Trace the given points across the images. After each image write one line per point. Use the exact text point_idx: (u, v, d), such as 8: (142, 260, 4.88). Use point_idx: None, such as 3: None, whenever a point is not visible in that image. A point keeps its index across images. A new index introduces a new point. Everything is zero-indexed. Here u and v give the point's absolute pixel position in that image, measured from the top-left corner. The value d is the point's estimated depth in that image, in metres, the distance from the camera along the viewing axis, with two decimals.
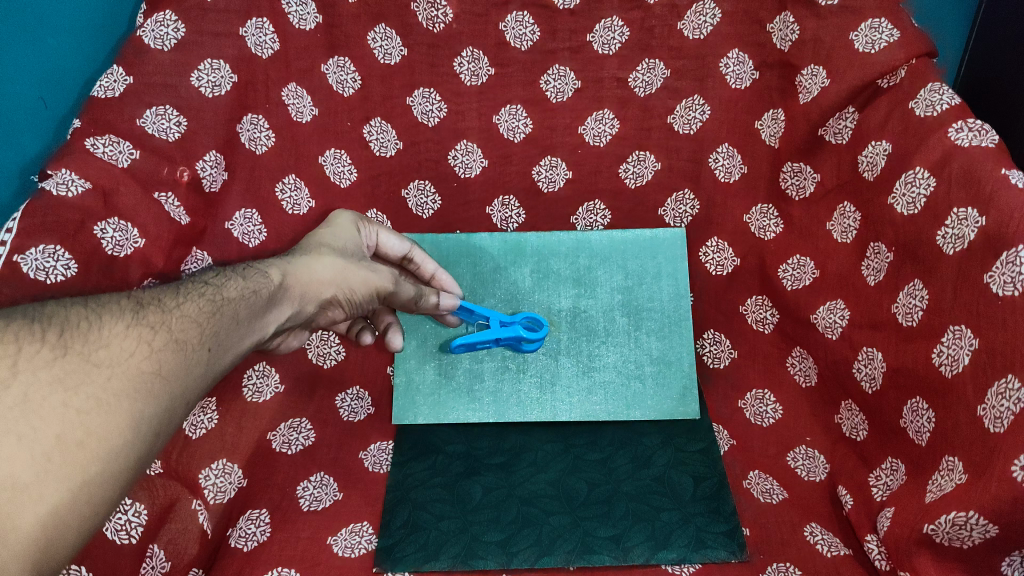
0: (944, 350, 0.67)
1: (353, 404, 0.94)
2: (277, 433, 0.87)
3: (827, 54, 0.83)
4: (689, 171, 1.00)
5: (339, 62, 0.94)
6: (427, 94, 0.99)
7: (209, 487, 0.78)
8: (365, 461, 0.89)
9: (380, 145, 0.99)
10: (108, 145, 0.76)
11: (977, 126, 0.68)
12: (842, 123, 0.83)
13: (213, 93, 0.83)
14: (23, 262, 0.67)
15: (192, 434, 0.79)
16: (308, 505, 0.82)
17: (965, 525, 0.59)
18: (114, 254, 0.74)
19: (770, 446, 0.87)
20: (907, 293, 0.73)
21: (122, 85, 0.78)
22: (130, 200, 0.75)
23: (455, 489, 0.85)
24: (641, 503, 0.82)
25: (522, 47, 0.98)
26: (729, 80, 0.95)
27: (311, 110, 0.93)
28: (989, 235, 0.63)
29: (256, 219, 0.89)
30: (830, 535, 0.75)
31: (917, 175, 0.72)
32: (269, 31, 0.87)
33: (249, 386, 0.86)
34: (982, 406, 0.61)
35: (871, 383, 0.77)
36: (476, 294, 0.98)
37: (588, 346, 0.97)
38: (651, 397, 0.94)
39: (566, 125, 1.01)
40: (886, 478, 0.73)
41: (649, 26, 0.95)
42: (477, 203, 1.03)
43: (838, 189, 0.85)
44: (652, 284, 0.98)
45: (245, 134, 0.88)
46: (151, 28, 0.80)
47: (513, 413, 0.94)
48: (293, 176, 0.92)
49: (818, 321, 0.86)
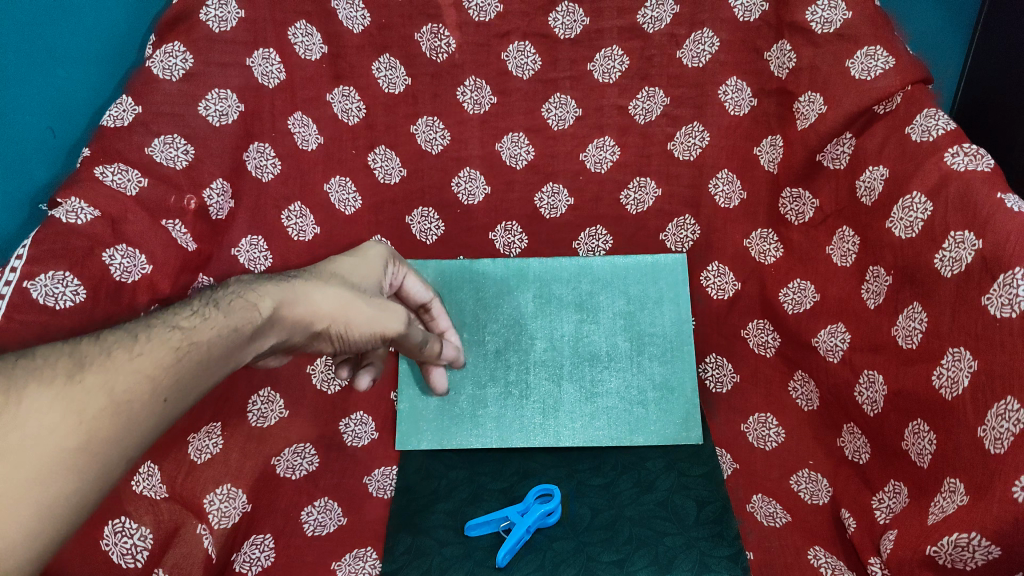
0: (943, 372, 0.67)
1: (357, 429, 0.95)
2: (282, 458, 0.87)
3: (824, 81, 0.85)
4: (688, 197, 1.01)
5: (344, 92, 0.96)
6: (431, 122, 1.01)
7: (215, 512, 0.78)
8: (369, 486, 0.89)
9: (384, 172, 1.01)
10: (116, 173, 0.76)
11: (972, 151, 0.69)
12: (839, 148, 0.84)
13: (219, 122, 0.84)
14: (32, 288, 0.67)
15: (198, 460, 0.79)
16: (313, 531, 0.82)
17: (967, 546, 0.59)
18: (122, 280, 0.73)
19: (773, 469, 0.87)
20: (906, 316, 0.73)
21: (131, 114, 0.78)
22: (138, 228, 0.76)
23: (458, 514, 0.85)
24: (645, 527, 0.82)
25: (524, 76, 0.99)
26: (727, 107, 0.96)
27: (317, 139, 0.95)
28: (986, 258, 0.64)
29: (261, 245, 0.90)
30: (833, 558, 0.75)
31: (914, 199, 0.73)
32: (275, 61, 0.88)
33: (254, 412, 0.87)
34: (981, 428, 0.62)
35: (873, 406, 0.78)
36: (479, 319, 1.00)
37: (591, 371, 0.98)
38: (655, 423, 0.95)
39: (567, 153, 1.03)
40: (889, 500, 0.73)
41: (649, 55, 0.97)
42: (480, 229, 1.05)
43: (837, 214, 0.86)
44: (654, 309, 0.99)
45: (251, 163, 0.88)
46: (159, 58, 0.80)
47: (516, 439, 0.95)
48: (299, 203, 0.94)
49: (819, 344, 0.87)
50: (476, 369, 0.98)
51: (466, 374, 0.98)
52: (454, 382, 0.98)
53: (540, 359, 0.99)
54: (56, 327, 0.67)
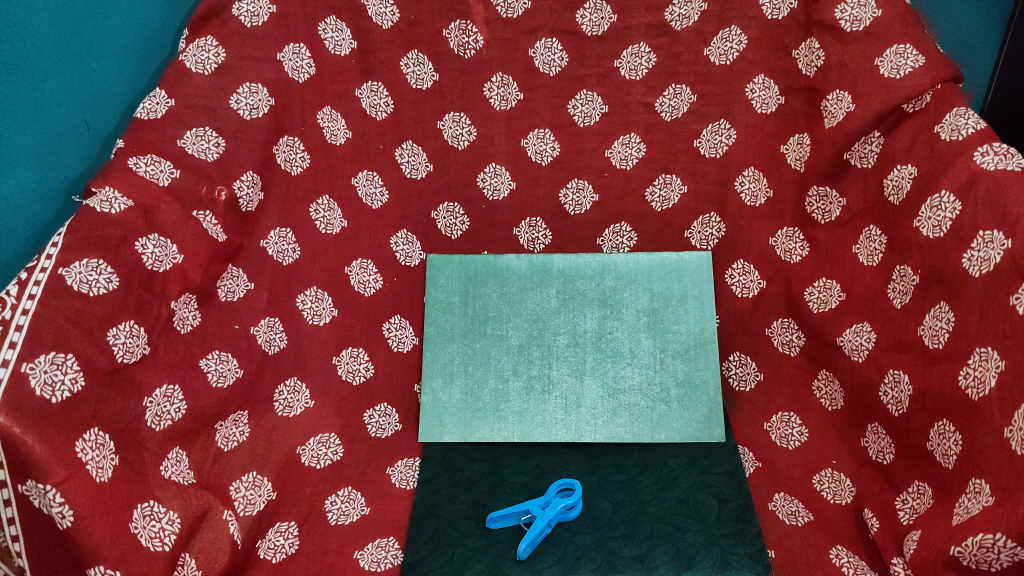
0: (970, 373, 0.67)
1: (381, 421, 0.96)
2: (307, 448, 0.89)
3: (852, 80, 0.84)
4: (714, 195, 1.01)
5: (373, 87, 0.97)
6: (457, 118, 1.02)
7: (240, 500, 0.79)
8: (392, 477, 0.90)
9: (411, 167, 1.02)
10: (149, 164, 0.77)
11: (1002, 150, 0.69)
12: (867, 147, 0.83)
13: (251, 116, 0.84)
14: (67, 274, 0.66)
15: (226, 447, 0.82)
16: (336, 519, 0.83)
17: (993, 547, 0.59)
18: (154, 269, 0.73)
19: (796, 469, 0.87)
20: (933, 316, 0.73)
21: (164, 107, 0.79)
22: (170, 218, 0.76)
23: (480, 507, 0.86)
24: (666, 523, 0.82)
25: (551, 73, 1.00)
26: (754, 105, 0.96)
27: (345, 133, 0.96)
28: (1016, 259, 0.63)
29: (290, 237, 0.92)
30: (856, 558, 0.74)
31: (943, 199, 0.72)
32: (305, 56, 0.89)
33: (281, 401, 0.90)
34: (1008, 428, 0.61)
35: (898, 407, 0.77)
36: (503, 314, 1.01)
37: (614, 367, 0.98)
38: (676, 420, 0.95)
39: (593, 149, 1.03)
40: (913, 501, 0.73)
41: (676, 52, 0.97)
42: (505, 225, 1.05)
43: (864, 213, 0.85)
44: (678, 306, 1.00)
45: (281, 155, 0.89)
46: (192, 52, 0.82)
47: (537, 433, 0.95)
48: (327, 197, 0.95)
49: (844, 343, 0.86)
50: (500, 363, 0.99)
51: (490, 368, 0.99)
52: (477, 375, 0.99)
53: (563, 355, 0.99)
54: (89, 314, 0.66)
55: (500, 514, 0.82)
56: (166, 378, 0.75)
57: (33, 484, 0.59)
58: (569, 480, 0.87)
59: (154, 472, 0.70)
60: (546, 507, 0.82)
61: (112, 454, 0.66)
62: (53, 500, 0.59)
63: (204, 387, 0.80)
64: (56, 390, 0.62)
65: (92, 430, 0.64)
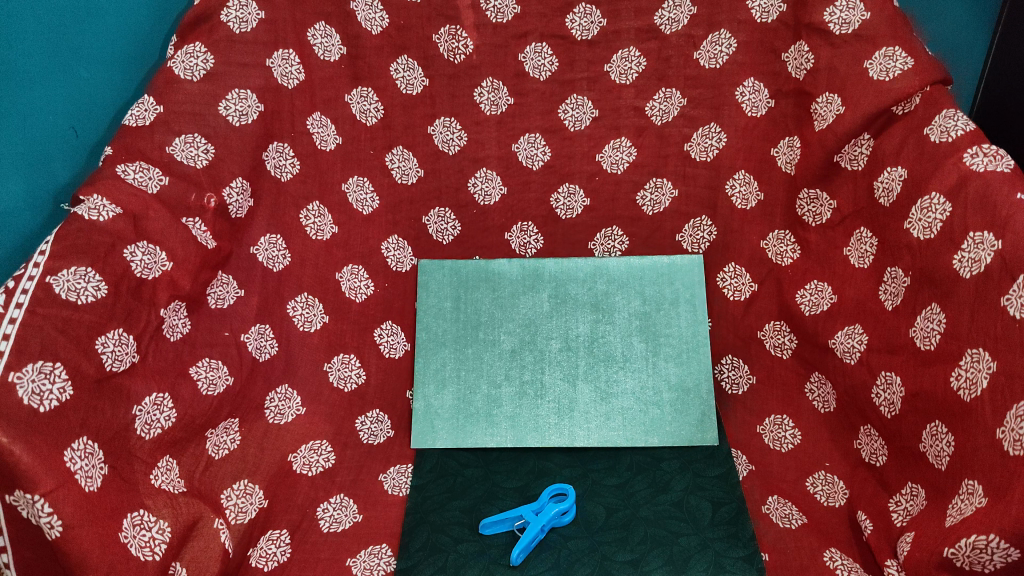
0: (961, 374, 0.67)
1: (373, 428, 0.95)
2: (299, 455, 0.89)
3: (841, 82, 0.84)
4: (705, 199, 1.01)
5: (363, 93, 0.97)
6: (448, 124, 1.02)
7: (231, 508, 0.79)
8: (385, 484, 0.90)
9: (401, 172, 1.02)
10: (138, 172, 0.76)
11: (992, 152, 0.69)
12: (857, 149, 0.83)
13: (240, 122, 0.84)
14: (55, 283, 0.65)
15: (216, 455, 0.81)
16: (329, 527, 0.83)
17: (986, 548, 0.59)
18: (143, 277, 0.73)
19: (789, 471, 0.87)
20: (924, 318, 0.73)
21: (152, 114, 0.79)
22: (159, 225, 0.76)
23: (473, 513, 0.85)
24: (660, 528, 0.82)
25: (541, 77, 1.00)
26: (745, 108, 0.96)
27: (335, 139, 0.96)
28: (1005, 259, 0.63)
29: (280, 244, 0.91)
30: (849, 560, 0.74)
31: (933, 201, 0.72)
32: (295, 62, 0.89)
33: (272, 408, 0.90)
34: (1000, 429, 0.61)
35: (890, 408, 0.77)
36: (495, 318, 1.01)
37: (606, 371, 0.98)
38: (670, 424, 0.95)
39: (584, 153, 1.03)
40: (907, 502, 0.73)
41: (666, 56, 0.97)
42: (496, 229, 1.05)
43: (855, 215, 0.85)
44: (669, 309, 1.00)
45: (271, 161, 0.89)
46: (180, 59, 0.81)
47: (531, 438, 0.95)
48: (317, 203, 0.95)
49: (835, 346, 0.86)
50: (492, 368, 0.99)
51: (481, 373, 0.99)
52: (469, 381, 0.99)
53: (555, 359, 0.99)
54: (78, 322, 0.66)
55: (494, 520, 0.82)
56: (156, 387, 0.75)
57: (21, 495, 0.58)
58: (563, 487, 0.86)
59: (144, 481, 0.69)
60: (539, 513, 0.82)
61: (101, 463, 0.65)
62: (40, 510, 0.58)
63: (194, 395, 0.79)
64: (43, 400, 0.61)
65: (81, 439, 0.64)
